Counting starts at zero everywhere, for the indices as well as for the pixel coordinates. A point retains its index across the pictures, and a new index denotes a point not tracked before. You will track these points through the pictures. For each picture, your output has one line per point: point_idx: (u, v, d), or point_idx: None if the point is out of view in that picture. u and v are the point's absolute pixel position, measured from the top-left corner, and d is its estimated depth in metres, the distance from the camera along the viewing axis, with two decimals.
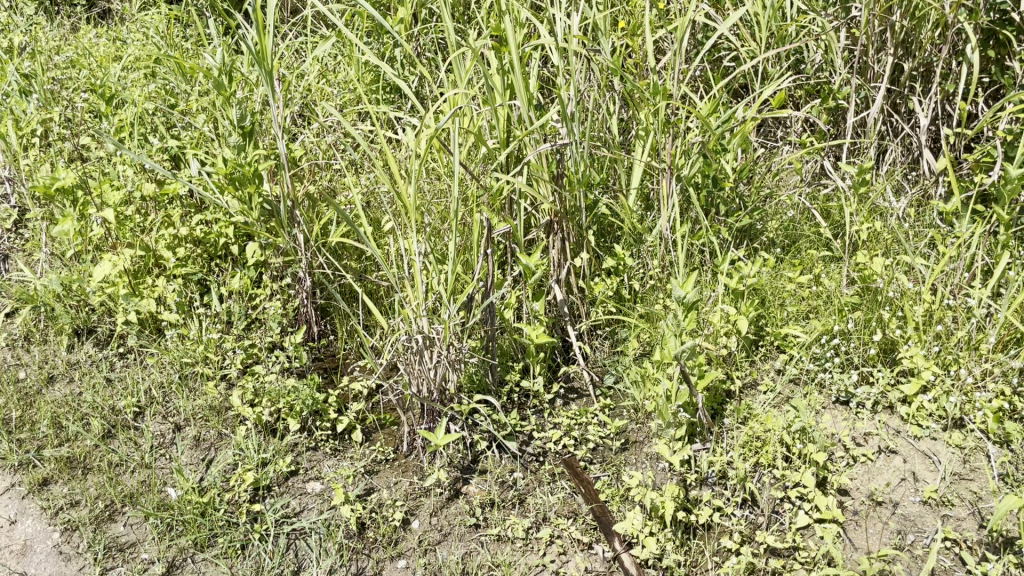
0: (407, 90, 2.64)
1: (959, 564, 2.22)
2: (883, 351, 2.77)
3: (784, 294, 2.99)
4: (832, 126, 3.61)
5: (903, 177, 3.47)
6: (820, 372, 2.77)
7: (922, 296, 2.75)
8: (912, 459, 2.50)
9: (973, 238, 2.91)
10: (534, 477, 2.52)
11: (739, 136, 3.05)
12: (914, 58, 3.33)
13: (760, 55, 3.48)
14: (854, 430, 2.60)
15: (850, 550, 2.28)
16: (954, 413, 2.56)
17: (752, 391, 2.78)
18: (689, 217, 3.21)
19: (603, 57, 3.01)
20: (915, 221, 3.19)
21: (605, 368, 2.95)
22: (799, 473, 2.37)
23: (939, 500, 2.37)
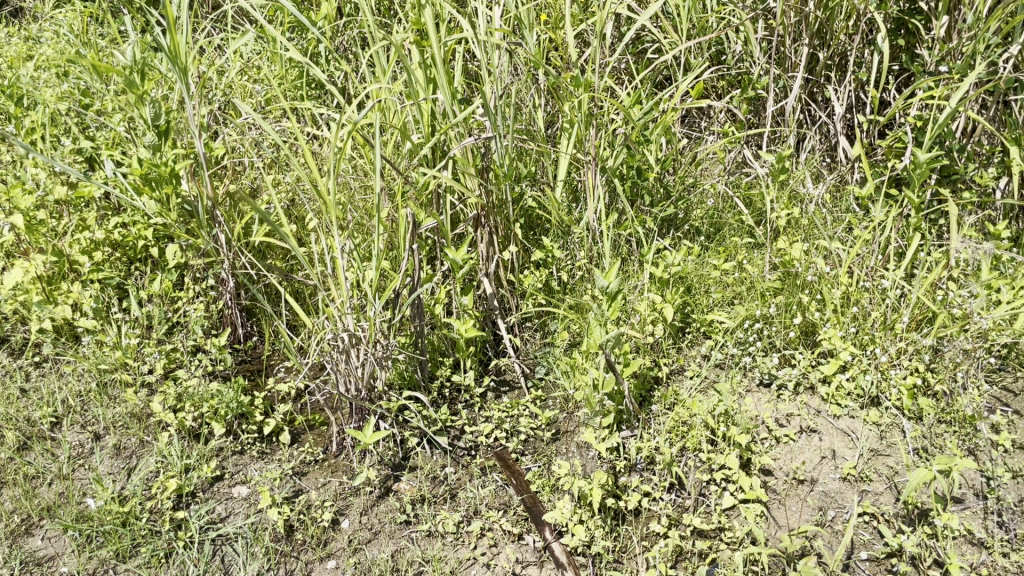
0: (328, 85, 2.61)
1: (877, 537, 2.30)
2: (803, 333, 2.87)
3: (709, 281, 3.06)
4: (752, 115, 3.69)
5: (821, 163, 3.56)
6: (743, 356, 2.83)
7: (839, 279, 2.84)
8: (832, 438, 2.57)
9: (886, 222, 3.00)
10: (466, 472, 2.53)
11: (661, 126, 3.10)
12: (828, 49, 3.42)
13: (681, 47, 3.53)
14: (777, 411, 2.67)
15: (773, 528, 2.34)
16: (871, 391, 2.64)
17: (679, 376, 2.84)
18: (616, 208, 3.24)
19: (525, 50, 3.02)
20: (834, 207, 3.29)
21: (536, 360, 2.96)
22: (723, 455, 2.42)
23: (857, 476, 2.45)
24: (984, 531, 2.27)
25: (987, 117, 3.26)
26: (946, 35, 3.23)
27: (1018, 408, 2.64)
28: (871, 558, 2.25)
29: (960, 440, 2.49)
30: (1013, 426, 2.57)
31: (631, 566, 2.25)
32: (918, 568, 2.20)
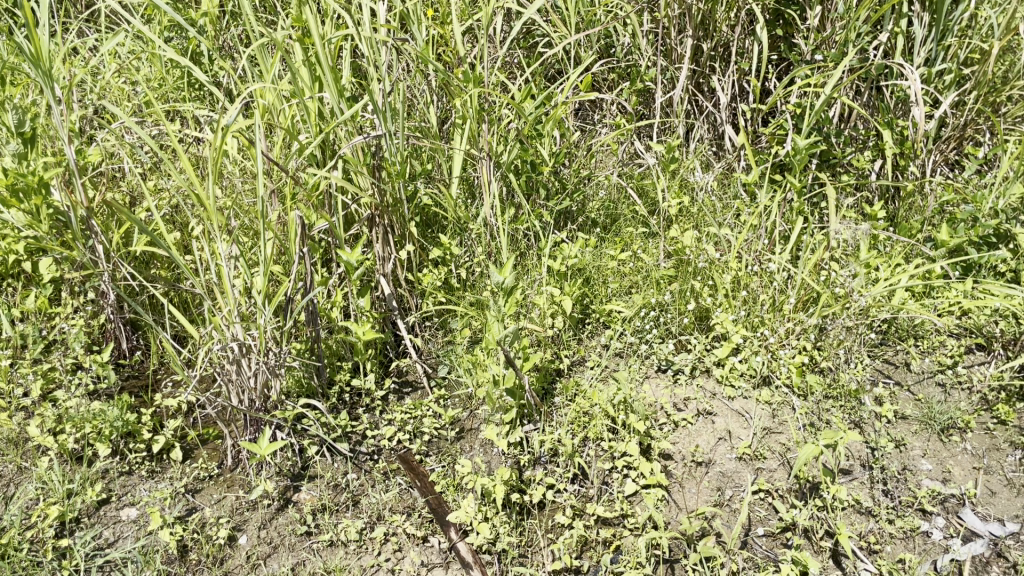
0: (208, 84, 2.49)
1: (772, 512, 2.37)
2: (698, 318, 2.94)
3: (607, 272, 3.11)
4: (642, 106, 3.76)
5: (710, 151, 3.66)
6: (641, 344, 2.89)
7: (728, 264, 2.94)
8: (727, 419, 2.64)
9: (771, 207, 3.11)
10: (368, 477, 2.48)
11: (552, 120, 3.10)
12: (711, 40, 3.51)
13: (570, 41, 3.57)
14: (675, 396, 2.73)
15: (673, 511, 2.39)
16: (762, 371, 2.72)
17: (580, 367, 2.86)
18: (512, 203, 3.24)
19: (412, 46, 2.98)
20: (722, 194, 3.39)
21: (438, 359, 2.92)
22: (624, 443, 2.45)
23: (752, 455, 2.52)
24: (871, 500, 2.37)
25: (861, 102, 3.41)
26: (820, 25, 3.36)
27: (899, 379, 2.77)
28: (767, 533, 2.31)
29: (846, 414, 2.60)
30: (895, 397, 2.70)
31: (536, 560, 2.25)
32: (810, 540, 2.28)
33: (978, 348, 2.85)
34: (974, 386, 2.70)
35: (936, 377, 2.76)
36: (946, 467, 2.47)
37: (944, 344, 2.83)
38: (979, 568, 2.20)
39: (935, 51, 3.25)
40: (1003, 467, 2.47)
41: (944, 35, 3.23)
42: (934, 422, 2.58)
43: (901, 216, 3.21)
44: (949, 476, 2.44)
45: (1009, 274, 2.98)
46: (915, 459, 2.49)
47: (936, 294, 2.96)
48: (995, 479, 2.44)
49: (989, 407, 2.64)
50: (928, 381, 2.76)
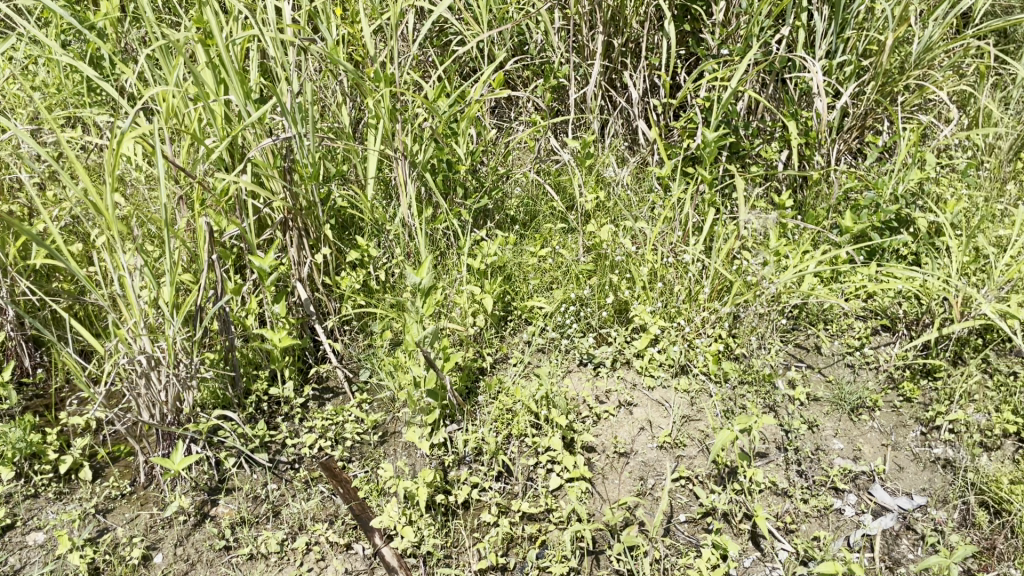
0: (112, 92, 2.40)
1: (693, 499, 2.41)
2: (617, 311, 2.97)
3: (527, 268, 3.12)
4: (557, 103, 3.79)
5: (625, 146, 3.72)
6: (562, 339, 2.90)
7: (644, 257, 3.00)
8: (648, 409, 2.68)
9: (685, 199, 3.17)
10: (289, 487, 2.43)
11: (466, 118, 3.09)
12: (621, 36, 3.55)
13: (483, 38, 3.56)
14: (596, 389, 2.76)
15: (598, 502, 2.41)
16: (680, 360, 2.78)
17: (503, 365, 2.86)
18: (430, 202, 3.22)
19: (320, 46, 2.93)
20: (638, 188, 3.44)
21: (359, 363, 2.87)
22: (547, 438, 2.46)
23: (673, 443, 2.56)
24: (787, 481, 2.44)
25: (767, 95, 3.51)
26: (725, 19, 3.43)
27: (811, 363, 2.86)
28: (689, 519, 2.36)
29: (760, 398, 2.67)
30: (807, 379, 2.78)
31: (463, 560, 2.24)
32: (730, 524, 2.33)
33: (884, 329, 2.96)
34: (881, 365, 2.80)
35: (845, 358, 2.85)
36: (857, 445, 2.56)
37: (852, 327, 2.93)
38: (889, 541, 2.28)
39: (835, 43, 3.36)
40: (909, 442, 2.57)
41: (842, 28, 3.34)
42: (845, 402, 2.66)
43: (808, 204, 3.31)
44: (859, 454, 2.53)
45: (910, 257, 3.11)
46: (827, 439, 2.57)
47: (843, 279, 3.06)
48: (903, 455, 2.53)
49: (895, 386, 2.75)
50: (838, 363, 2.85)
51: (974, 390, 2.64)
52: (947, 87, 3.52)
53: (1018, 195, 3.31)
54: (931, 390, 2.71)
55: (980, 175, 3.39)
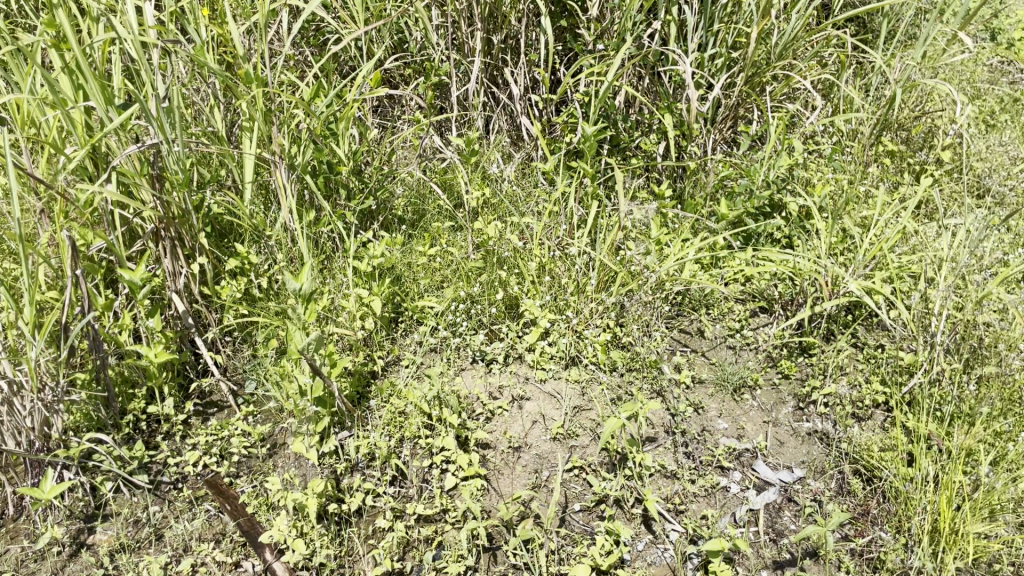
0: None
1: (586, 487, 2.45)
2: (508, 307, 2.99)
3: (416, 268, 3.09)
4: (440, 100, 3.77)
5: (509, 142, 3.74)
6: (454, 337, 2.90)
7: (532, 252, 3.02)
8: (540, 402, 2.70)
9: (568, 193, 3.21)
10: (172, 508, 2.35)
11: (344, 119, 3.03)
12: (500, 33, 3.55)
13: (360, 37, 3.51)
14: (489, 385, 2.76)
15: (493, 498, 2.41)
16: (569, 352, 2.82)
17: (395, 367, 2.82)
18: (312, 205, 3.15)
19: (186, 47, 2.82)
20: (523, 183, 3.46)
21: (245, 374, 2.79)
22: (440, 438, 2.45)
23: (565, 434, 2.59)
24: (675, 463, 2.51)
25: (644, 88, 3.59)
26: (600, 15, 3.49)
27: (695, 347, 2.96)
28: (583, 508, 2.39)
29: (648, 384, 2.74)
30: (692, 363, 2.88)
31: (358, 568, 2.20)
32: (622, 509, 2.38)
33: (762, 311, 3.09)
34: (760, 345, 2.92)
35: (727, 341, 2.96)
36: (740, 424, 2.65)
37: (732, 310, 3.04)
38: (772, 514, 2.38)
39: (705, 37, 3.47)
40: (788, 417, 2.68)
41: (711, 21, 3.45)
42: (728, 383, 2.76)
43: (687, 193, 3.41)
44: (743, 433, 2.63)
45: (783, 240, 3.25)
46: (712, 420, 2.66)
47: (723, 264, 3.18)
48: (783, 430, 2.64)
49: (774, 364, 2.87)
50: (720, 345, 2.96)
51: (845, 363, 2.79)
52: (811, 76, 3.70)
53: (879, 177, 3.50)
54: (807, 365, 2.84)
55: (845, 159, 3.57)
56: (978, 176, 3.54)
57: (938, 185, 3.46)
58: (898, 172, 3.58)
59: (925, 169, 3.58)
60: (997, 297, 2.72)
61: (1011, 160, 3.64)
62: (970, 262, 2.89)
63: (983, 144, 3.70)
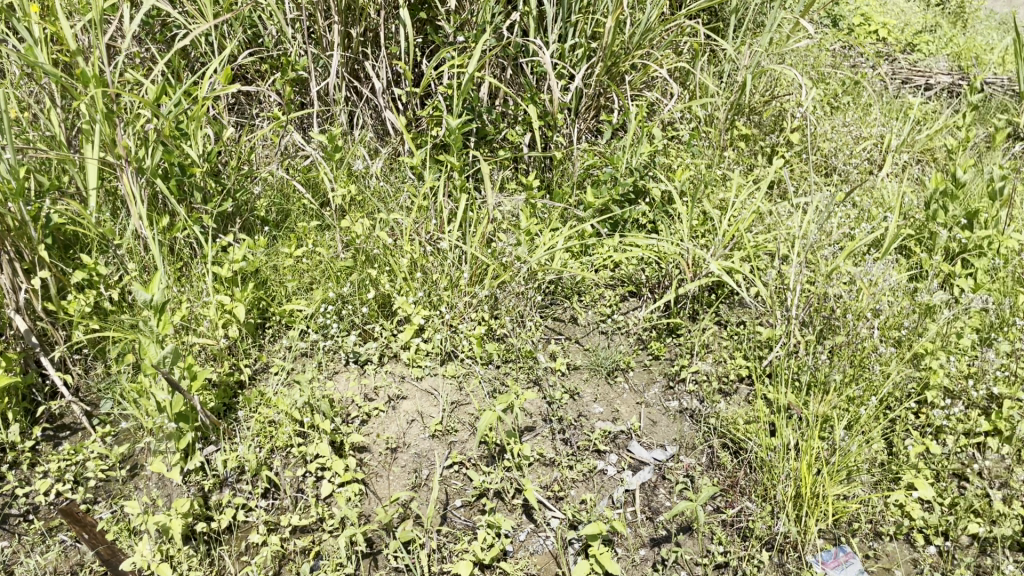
0: None
1: (467, 482, 2.44)
2: (380, 305, 2.93)
3: (282, 271, 2.99)
4: (299, 96, 3.66)
5: (374, 137, 3.67)
6: (325, 340, 2.81)
7: (402, 249, 2.98)
8: (417, 400, 2.66)
9: (437, 187, 3.18)
10: (24, 542, 2.19)
11: (196, 118, 2.88)
12: (358, 26, 3.46)
13: (210, 32, 3.36)
14: (364, 387, 2.69)
15: (372, 502, 2.36)
16: (444, 348, 2.79)
17: (264, 374, 2.72)
18: (165, 210, 2.99)
19: (13, 46, 2.61)
20: (391, 179, 3.41)
21: (100, 394, 2.62)
22: (313, 446, 2.37)
23: (444, 430, 2.56)
24: (554, 451, 2.53)
25: (506, 80, 3.61)
26: (459, 7, 3.49)
27: (569, 334, 3.00)
28: (464, 504, 2.37)
29: (524, 374, 2.75)
30: (566, 350, 2.91)
31: None
32: (503, 501, 2.38)
33: (631, 295, 3.16)
34: (630, 329, 2.99)
35: (599, 327, 3.02)
36: (615, 407, 2.71)
37: (603, 295, 3.12)
38: (648, 493, 2.43)
39: (565, 27, 3.52)
40: (661, 397, 2.76)
41: (569, 12, 3.50)
42: (601, 367, 2.82)
43: (555, 183, 3.45)
44: (617, 415, 2.68)
45: (648, 225, 3.34)
46: (588, 405, 2.70)
47: (592, 251, 3.23)
48: (656, 410, 2.71)
49: (645, 346, 2.95)
50: (593, 331, 3.01)
51: (710, 341, 2.89)
52: (666, 65, 3.81)
53: (734, 160, 3.65)
54: (675, 345, 2.93)
55: (702, 144, 3.71)
56: (824, 156, 3.75)
57: (788, 166, 3.64)
58: (752, 155, 3.75)
59: (775, 150, 3.76)
60: (844, 270, 2.89)
61: (853, 140, 3.87)
62: (819, 238, 3.06)
63: (827, 125, 3.92)
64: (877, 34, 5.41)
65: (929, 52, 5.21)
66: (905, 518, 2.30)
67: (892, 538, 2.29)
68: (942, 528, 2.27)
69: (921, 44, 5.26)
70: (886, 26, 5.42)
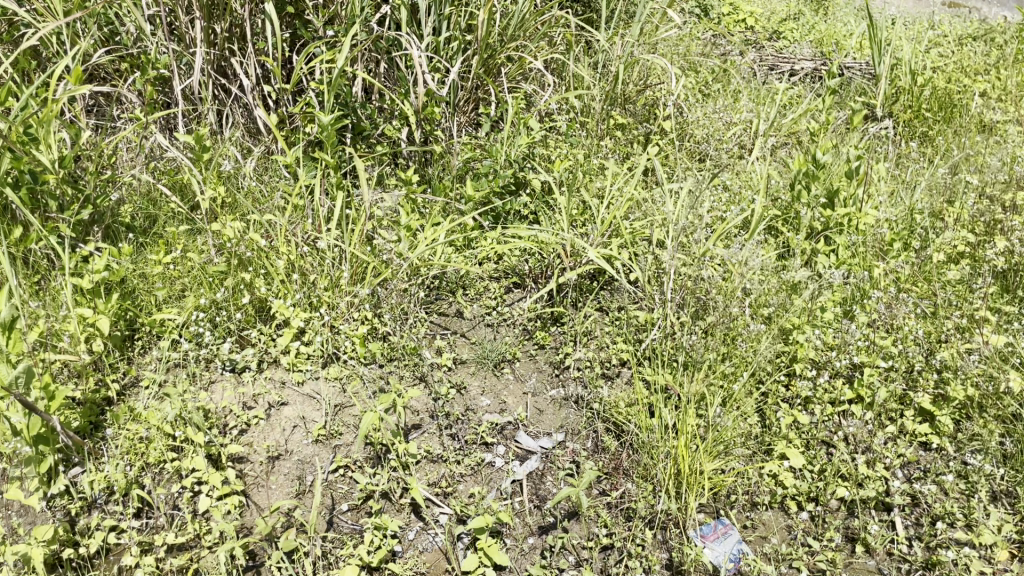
0: None
1: (353, 486, 2.39)
2: (257, 310, 2.84)
3: (151, 279, 2.86)
4: (163, 96, 3.51)
5: (245, 136, 3.56)
6: (199, 349, 2.71)
7: (278, 250, 2.89)
8: (299, 405, 2.60)
9: (312, 185, 3.10)
10: None
11: (46, 121, 2.72)
12: (223, 22, 3.34)
13: (61, 30, 3.18)
14: (243, 395, 2.61)
15: (254, 513, 2.29)
16: (325, 350, 2.74)
17: (134, 388, 2.60)
18: (17, 221, 2.81)
19: None
20: (264, 179, 3.31)
21: None
22: (188, 460, 2.28)
23: (327, 435, 2.51)
24: (441, 447, 2.52)
25: (381, 75, 3.56)
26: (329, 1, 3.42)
27: (455, 329, 2.99)
28: (351, 507, 2.32)
29: (410, 372, 2.73)
30: (451, 345, 2.90)
31: None
32: (390, 502, 2.35)
33: (515, 287, 3.18)
34: (515, 320, 3.01)
35: (485, 319, 3.02)
36: (502, 399, 2.72)
37: (488, 288, 3.12)
38: (535, 482, 2.45)
39: (438, 20, 3.50)
40: (547, 386, 2.78)
41: (441, 5, 3.49)
42: (487, 360, 2.83)
43: (435, 177, 3.43)
44: (504, 407, 2.69)
45: (530, 216, 3.36)
46: (475, 399, 2.70)
47: (475, 244, 3.23)
48: (542, 399, 2.73)
49: (530, 336, 2.97)
50: (479, 324, 3.01)
51: (592, 328, 2.94)
52: (541, 57, 3.85)
53: (611, 149, 3.72)
54: (560, 334, 2.96)
55: (580, 134, 3.76)
56: (697, 142, 3.87)
57: (662, 153, 3.73)
58: (629, 143, 3.83)
59: (649, 138, 3.85)
60: (716, 252, 2.99)
61: (724, 126, 4.01)
62: (692, 222, 3.15)
63: (699, 112, 4.04)
64: (744, 23, 5.61)
65: (793, 39, 5.43)
66: (779, 487, 2.39)
67: (768, 507, 2.39)
68: (813, 494, 2.38)
69: (785, 31, 5.48)
70: (752, 14, 5.63)
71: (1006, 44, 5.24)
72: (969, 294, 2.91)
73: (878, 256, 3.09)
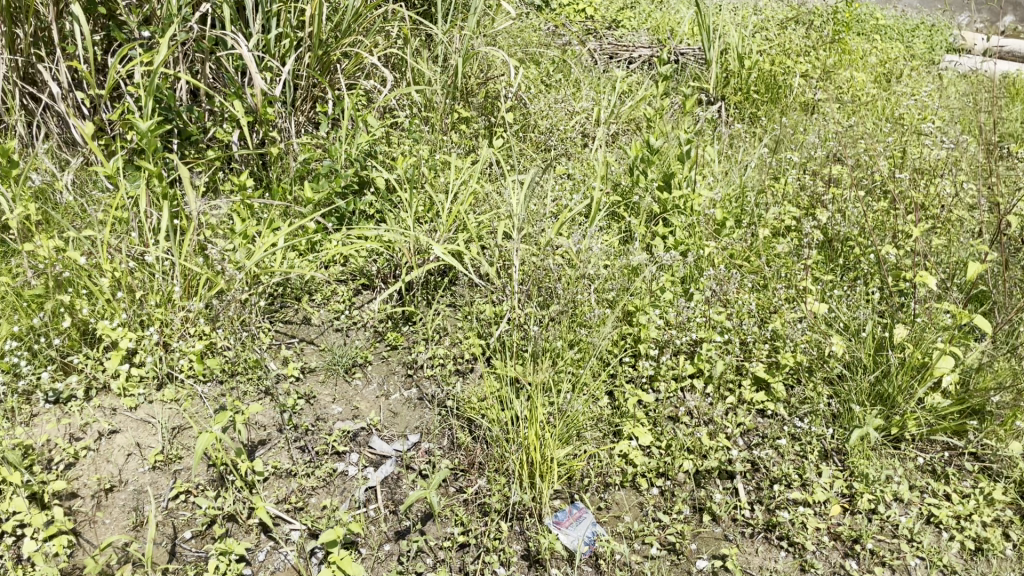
0: None
1: (196, 511, 2.27)
2: (81, 333, 2.65)
3: None
4: None
5: (60, 149, 3.32)
6: (17, 381, 2.50)
7: (101, 268, 2.71)
8: (132, 432, 2.45)
9: (137, 197, 2.92)
10: None
11: None
12: (25, 25, 3.09)
13: None
14: (69, 426, 2.43)
15: (86, 552, 2.13)
16: (160, 370, 2.59)
17: None
18: None
19: None
20: (84, 193, 3.09)
21: None
22: (6, 502, 2.10)
23: (166, 460, 2.38)
24: (290, 461, 2.44)
25: (208, 77, 3.40)
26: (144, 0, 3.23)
27: (303, 336, 2.90)
28: (194, 534, 2.21)
29: (254, 385, 2.62)
30: (299, 353, 2.82)
31: None
32: (237, 524, 2.24)
33: (365, 288, 3.12)
34: (365, 322, 2.95)
35: (333, 324, 2.95)
36: (354, 405, 2.66)
37: (336, 292, 3.05)
38: (390, 486, 2.41)
39: (266, 18, 3.37)
40: (400, 387, 2.75)
41: (268, 2, 3.35)
42: (337, 366, 2.76)
43: (273, 180, 3.31)
44: (357, 413, 2.63)
45: (375, 215, 3.30)
46: (325, 408, 2.63)
47: (319, 247, 3.14)
48: (395, 401, 2.69)
49: (381, 338, 2.93)
50: (328, 330, 2.94)
51: (444, 325, 2.92)
52: (378, 52, 3.78)
53: (455, 143, 3.71)
54: (412, 333, 2.93)
55: (423, 130, 3.72)
56: (541, 133, 3.91)
57: (507, 144, 3.75)
58: (474, 136, 3.83)
59: (493, 131, 3.86)
60: (559, 241, 3.04)
61: (567, 115, 4.07)
62: (536, 213, 3.19)
63: (543, 102, 4.08)
64: (585, 13, 5.75)
65: (632, 27, 5.58)
66: (629, 466, 2.46)
67: (620, 486, 2.45)
68: (662, 469, 2.46)
69: (623, 20, 5.66)
70: (592, 5, 5.78)
71: (823, 27, 5.59)
72: (796, 266, 3.08)
73: (713, 235, 3.22)
